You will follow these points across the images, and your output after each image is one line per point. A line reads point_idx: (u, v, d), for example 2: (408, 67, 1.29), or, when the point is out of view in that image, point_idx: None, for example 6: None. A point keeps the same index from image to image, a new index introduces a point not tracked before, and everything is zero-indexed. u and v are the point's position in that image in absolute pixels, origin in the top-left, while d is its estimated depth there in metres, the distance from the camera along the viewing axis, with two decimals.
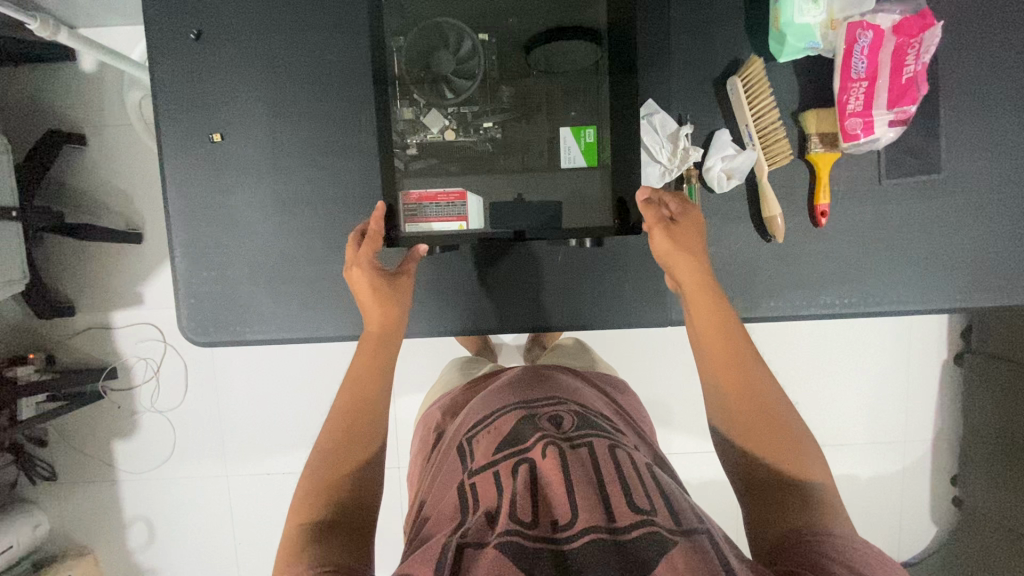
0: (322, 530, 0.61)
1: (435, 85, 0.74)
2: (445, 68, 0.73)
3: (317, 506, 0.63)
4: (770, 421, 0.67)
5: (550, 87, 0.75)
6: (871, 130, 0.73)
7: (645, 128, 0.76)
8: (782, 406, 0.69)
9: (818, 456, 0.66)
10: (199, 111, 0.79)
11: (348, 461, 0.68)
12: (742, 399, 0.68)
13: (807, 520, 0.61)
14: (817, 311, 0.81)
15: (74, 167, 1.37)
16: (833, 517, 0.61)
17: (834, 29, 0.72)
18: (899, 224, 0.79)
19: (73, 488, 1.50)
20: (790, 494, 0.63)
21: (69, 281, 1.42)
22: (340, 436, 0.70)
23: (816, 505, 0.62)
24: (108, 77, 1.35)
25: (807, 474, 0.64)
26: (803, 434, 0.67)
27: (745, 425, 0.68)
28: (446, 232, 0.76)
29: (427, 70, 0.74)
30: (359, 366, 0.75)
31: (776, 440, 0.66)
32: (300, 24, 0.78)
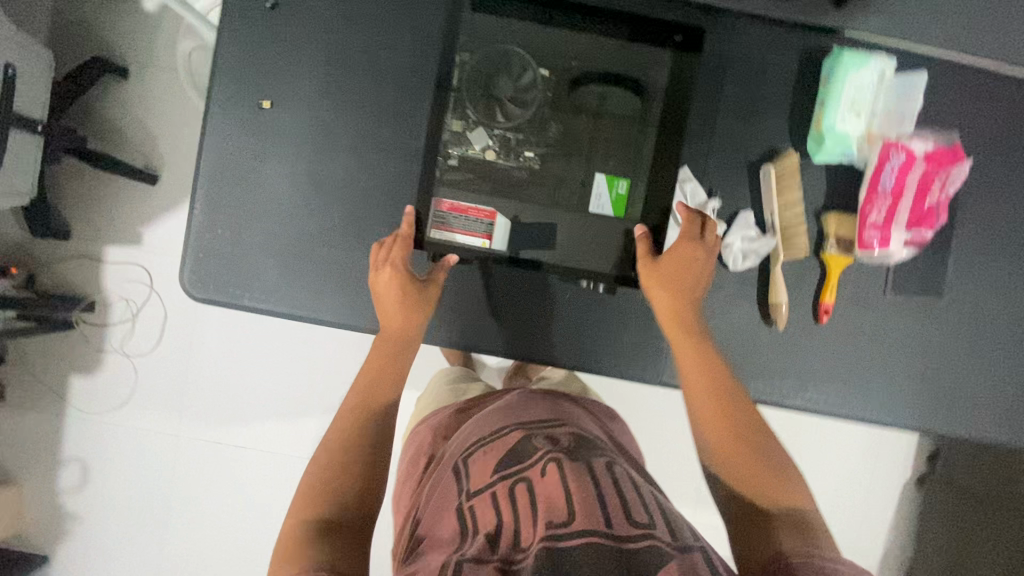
0: (327, 527, 0.67)
1: (489, 108, 0.77)
2: (502, 93, 0.76)
3: (322, 507, 0.69)
4: (750, 454, 0.73)
5: (595, 134, 0.77)
6: (886, 244, 0.75)
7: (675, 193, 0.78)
8: (762, 438, 0.74)
9: (796, 481, 0.72)
10: (254, 77, 0.77)
11: (348, 466, 0.73)
12: (722, 434, 0.74)
13: (793, 537, 0.66)
14: (801, 405, 0.82)
15: (107, 97, 1.37)
16: (817, 534, 0.66)
17: (870, 143, 0.75)
18: (894, 338, 0.81)
19: (17, 414, 1.44)
20: (778, 515, 0.69)
21: (72, 206, 1.39)
22: (338, 442, 0.76)
23: (801, 524, 0.67)
24: (166, 22, 1.37)
25: (791, 498, 0.70)
26: (781, 461, 0.73)
27: (731, 458, 0.73)
28: (469, 246, 0.78)
29: (485, 90, 0.77)
30: (368, 366, 0.80)
31: (756, 469, 0.72)
32: (377, 15, 0.78)
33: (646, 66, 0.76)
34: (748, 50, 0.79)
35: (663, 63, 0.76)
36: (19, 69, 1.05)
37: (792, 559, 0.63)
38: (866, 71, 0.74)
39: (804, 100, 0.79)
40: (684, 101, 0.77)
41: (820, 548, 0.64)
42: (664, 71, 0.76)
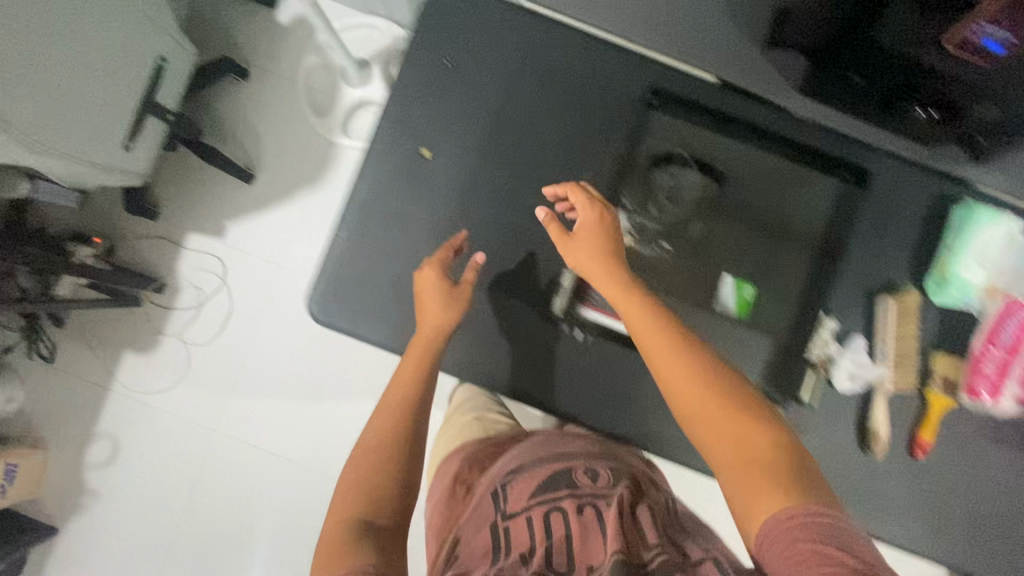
0: (362, 524, 0.63)
1: (641, 204, 0.83)
2: (655, 188, 0.84)
3: (357, 504, 0.65)
4: (735, 418, 0.63)
5: (731, 238, 0.82)
6: (997, 397, 0.77)
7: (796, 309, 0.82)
8: (740, 394, 0.65)
9: (784, 436, 0.62)
10: (420, 128, 0.84)
11: (393, 461, 0.71)
12: (694, 396, 0.65)
13: (780, 499, 0.56)
14: (880, 534, 0.82)
15: (223, 93, 1.42)
16: (809, 486, 0.57)
17: (992, 296, 0.78)
18: (979, 485, 0.82)
19: (63, 378, 1.44)
20: (748, 471, 0.59)
21: (166, 188, 1.43)
22: (375, 440, 0.73)
23: (787, 477, 0.58)
24: (295, 36, 1.43)
25: (775, 454, 0.60)
26: (744, 403, 0.63)
27: (709, 426, 0.64)
28: (611, 327, 0.88)
29: (638, 181, 0.84)
30: (408, 367, 0.79)
31: (751, 433, 0.61)
32: (541, 92, 0.84)
33: (785, 190, 0.83)
34: (885, 190, 0.84)
35: (804, 187, 0.83)
36: (169, 63, 1.09)
37: (800, 530, 0.53)
38: (996, 231, 0.78)
39: (925, 241, 0.83)
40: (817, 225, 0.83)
41: (809, 505, 0.55)
42: (805, 195, 0.83)
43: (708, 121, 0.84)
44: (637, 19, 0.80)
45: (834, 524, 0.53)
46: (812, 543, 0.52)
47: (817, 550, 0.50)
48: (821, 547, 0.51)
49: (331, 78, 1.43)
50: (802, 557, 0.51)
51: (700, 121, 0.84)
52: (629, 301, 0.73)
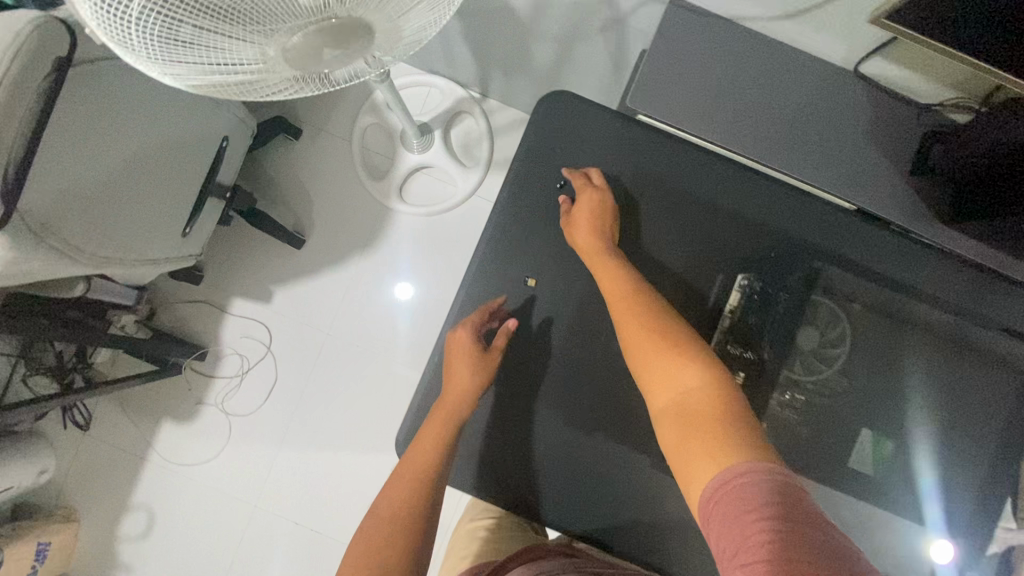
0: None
1: (791, 353, 0.73)
2: (803, 343, 0.73)
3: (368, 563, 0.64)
4: (671, 356, 0.61)
5: (888, 399, 0.72)
6: None
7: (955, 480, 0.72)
8: (690, 343, 0.62)
9: (717, 378, 0.57)
10: (522, 255, 0.81)
11: (396, 522, 0.68)
12: (651, 362, 0.62)
13: (714, 463, 0.50)
14: None
15: (275, 153, 1.35)
16: (743, 443, 0.50)
17: None
18: None
19: (99, 445, 1.38)
20: (692, 429, 0.54)
21: (212, 251, 1.36)
22: (387, 503, 0.71)
23: (723, 433, 0.52)
24: (351, 94, 1.37)
25: (713, 405, 0.55)
26: (701, 361, 0.59)
27: (658, 387, 0.60)
28: None
29: (777, 329, 0.74)
30: (435, 426, 0.76)
31: (690, 385, 0.57)
32: (653, 214, 0.76)
33: (956, 340, 0.73)
34: None
35: (972, 343, 0.73)
36: (231, 140, 1.02)
37: (731, 496, 0.47)
38: None
39: None
40: (994, 386, 0.72)
41: (761, 464, 0.48)
42: (977, 351, 0.72)
43: (866, 254, 0.75)
44: (768, 139, 0.73)
45: (781, 486, 0.46)
46: (744, 513, 0.45)
47: (753, 519, 0.44)
48: (748, 516, 0.44)
49: (387, 138, 1.35)
50: (739, 535, 0.44)
51: (856, 255, 0.75)
52: (623, 286, 0.70)
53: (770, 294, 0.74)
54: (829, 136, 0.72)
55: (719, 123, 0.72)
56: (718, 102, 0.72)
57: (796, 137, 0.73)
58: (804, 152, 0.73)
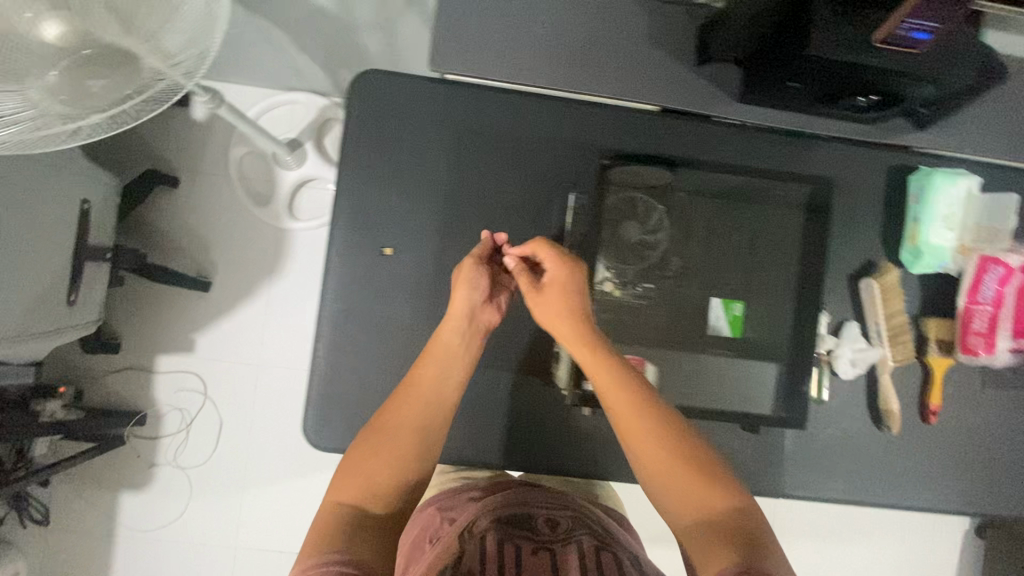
0: (352, 536, 0.56)
1: (617, 248, 0.80)
2: (631, 238, 0.81)
3: (368, 492, 0.61)
4: (685, 468, 0.64)
5: (715, 266, 0.82)
6: (992, 349, 0.78)
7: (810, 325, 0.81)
8: (702, 453, 0.65)
9: (732, 496, 0.62)
10: (376, 225, 0.78)
11: (404, 467, 0.65)
12: (664, 468, 0.65)
13: (723, 563, 0.55)
14: (919, 505, 0.83)
15: (158, 206, 1.35)
16: (750, 547, 0.56)
17: (964, 254, 0.80)
18: (998, 434, 0.84)
19: (66, 536, 1.36)
20: (709, 537, 0.59)
21: (122, 318, 1.36)
22: (373, 436, 0.66)
23: (735, 540, 0.57)
24: (215, 129, 1.37)
25: (729, 519, 0.60)
26: (715, 474, 0.64)
27: (673, 494, 0.64)
28: None
29: (610, 233, 0.81)
30: (429, 363, 0.71)
31: (699, 494, 0.62)
32: (483, 161, 0.80)
33: (753, 202, 0.83)
34: (845, 175, 0.84)
35: (774, 199, 0.83)
36: (93, 203, 1.03)
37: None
38: (954, 189, 0.79)
39: (892, 212, 0.83)
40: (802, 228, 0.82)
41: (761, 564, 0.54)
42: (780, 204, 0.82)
43: (665, 147, 0.82)
44: (567, 65, 0.77)
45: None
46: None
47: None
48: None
49: (263, 163, 1.37)
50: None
51: (656, 151, 0.82)
52: (603, 369, 0.69)
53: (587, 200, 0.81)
54: (619, 49, 0.78)
55: (519, 60, 0.77)
56: (512, 43, 0.76)
57: (593, 55, 0.78)
58: (602, 69, 0.78)
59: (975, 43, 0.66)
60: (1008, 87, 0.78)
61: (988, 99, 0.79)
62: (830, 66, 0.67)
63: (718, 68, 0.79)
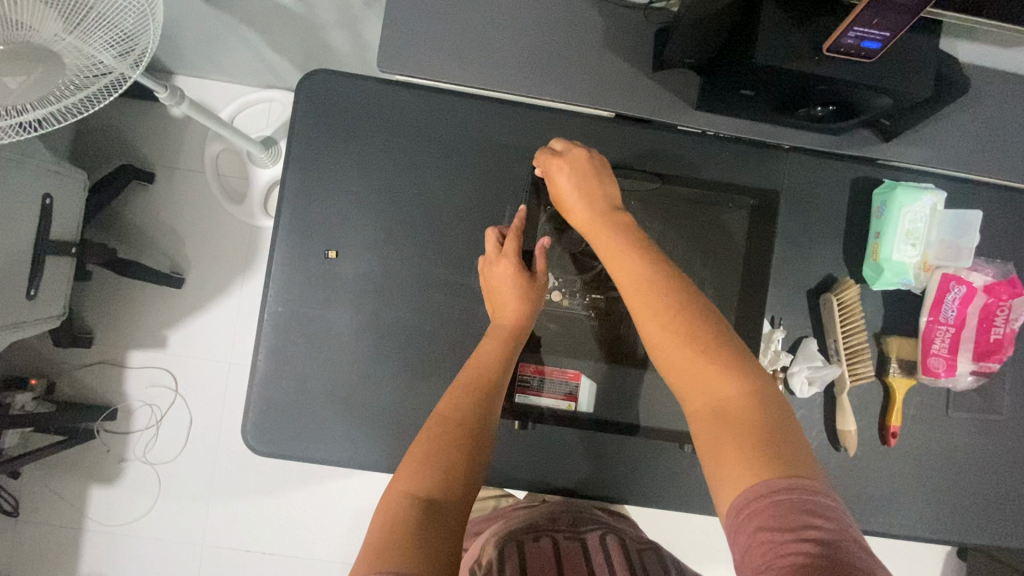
0: (422, 531, 0.51)
1: (563, 256, 0.78)
2: (574, 245, 0.77)
3: (430, 479, 0.57)
4: (691, 351, 0.54)
5: None
6: (953, 370, 0.77)
7: (763, 339, 0.78)
8: (716, 330, 0.55)
9: (753, 382, 0.52)
10: (323, 226, 0.78)
11: (460, 449, 0.60)
12: (674, 349, 0.55)
13: (746, 473, 0.47)
14: (878, 530, 0.80)
15: (134, 201, 1.36)
16: (783, 456, 0.47)
17: (927, 272, 0.78)
18: (962, 458, 0.81)
19: (34, 528, 1.36)
20: (722, 433, 0.50)
21: (95, 312, 1.37)
22: (433, 430, 0.62)
23: (754, 442, 0.48)
24: (192, 126, 1.37)
25: (750, 412, 0.51)
26: (730, 353, 0.54)
27: (679, 378, 0.55)
28: (554, 407, 0.78)
29: (554, 240, 0.78)
30: (489, 349, 0.70)
31: (710, 378, 0.53)
32: (430, 162, 0.78)
33: (708, 210, 0.79)
34: (802, 184, 0.81)
35: (730, 206, 0.79)
36: (56, 197, 1.03)
37: (762, 514, 0.45)
38: (919, 204, 0.76)
39: (855, 226, 0.81)
40: (762, 240, 0.79)
41: (795, 481, 0.45)
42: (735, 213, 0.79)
43: (616, 154, 0.80)
44: (518, 68, 0.75)
45: (820, 507, 0.44)
46: (780, 533, 0.43)
47: (789, 540, 0.42)
48: (782, 537, 0.43)
49: (239, 161, 1.37)
50: (769, 551, 0.43)
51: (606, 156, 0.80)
52: (610, 241, 0.64)
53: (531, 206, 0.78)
54: (571, 53, 0.76)
55: (469, 61, 0.75)
56: (460, 44, 0.74)
57: (547, 56, 0.75)
58: (555, 73, 0.76)
59: (930, 56, 0.65)
60: (973, 98, 0.75)
61: (953, 111, 0.76)
62: (783, 76, 0.65)
63: (676, 74, 0.77)
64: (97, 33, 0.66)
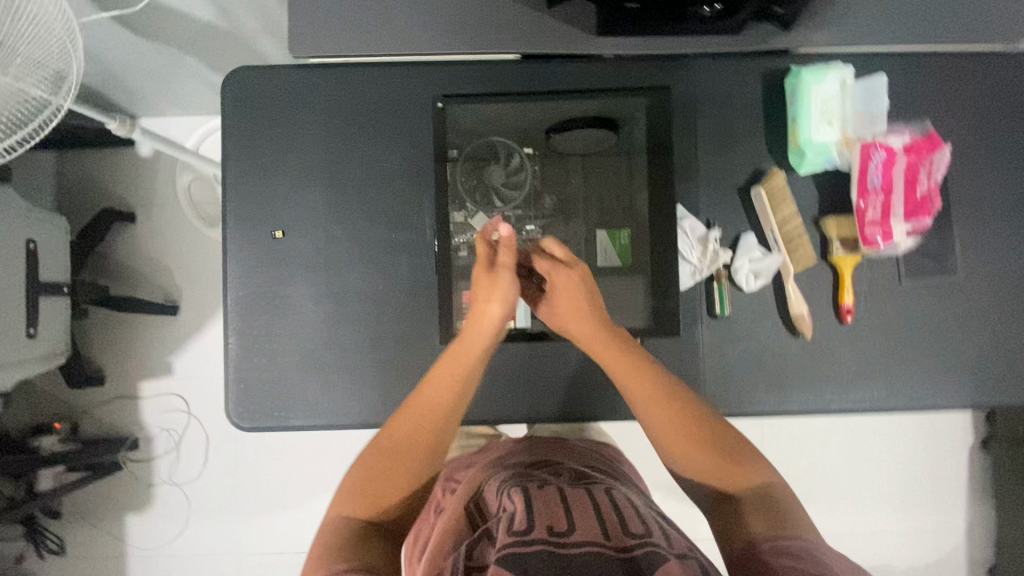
0: (348, 546, 0.63)
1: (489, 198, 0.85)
2: (496, 182, 0.85)
3: (363, 506, 0.69)
4: (715, 454, 0.71)
5: (588, 195, 0.85)
6: (889, 237, 0.78)
7: (677, 233, 0.80)
8: (714, 428, 0.73)
9: (751, 469, 0.71)
10: (266, 209, 0.82)
11: (397, 479, 0.71)
12: (689, 446, 0.72)
13: (765, 527, 0.64)
14: (850, 406, 0.81)
15: (120, 242, 1.43)
16: (784, 518, 0.65)
17: (849, 147, 0.78)
18: (923, 322, 0.82)
19: (81, 564, 1.44)
20: (739, 509, 0.68)
21: (103, 352, 1.45)
22: (383, 458, 0.72)
23: (766, 510, 0.66)
24: (161, 162, 1.45)
25: (756, 492, 0.69)
26: (750, 463, 0.71)
27: (694, 464, 0.72)
28: None
29: (479, 182, 0.85)
30: (446, 382, 0.73)
31: (721, 466, 0.71)
32: (357, 132, 0.82)
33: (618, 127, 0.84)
34: (713, 87, 0.83)
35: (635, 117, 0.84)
36: (40, 242, 1.11)
37: (781, 552, 0.60)
38: (825, 83, 0.78)
39: (776, 118, 0.82)
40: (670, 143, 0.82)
41: (797, 532, 0.63)
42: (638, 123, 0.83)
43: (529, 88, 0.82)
44: (419, 28, 0.79)
45: (814, 541, 0.61)
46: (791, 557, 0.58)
47: (797, 556, 0.58)
48: (790, 561, 0.58)
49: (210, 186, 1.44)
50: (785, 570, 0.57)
51: (515, 91, 0.82)
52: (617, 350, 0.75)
53: (448, 154, 0.83)
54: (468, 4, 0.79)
55: (374, 31, 0.79)
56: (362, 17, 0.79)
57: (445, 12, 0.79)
58: (456, 26, 0.79)
59: None
60: None
61: None
62: None
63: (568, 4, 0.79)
64: (20, 69, 0.71)
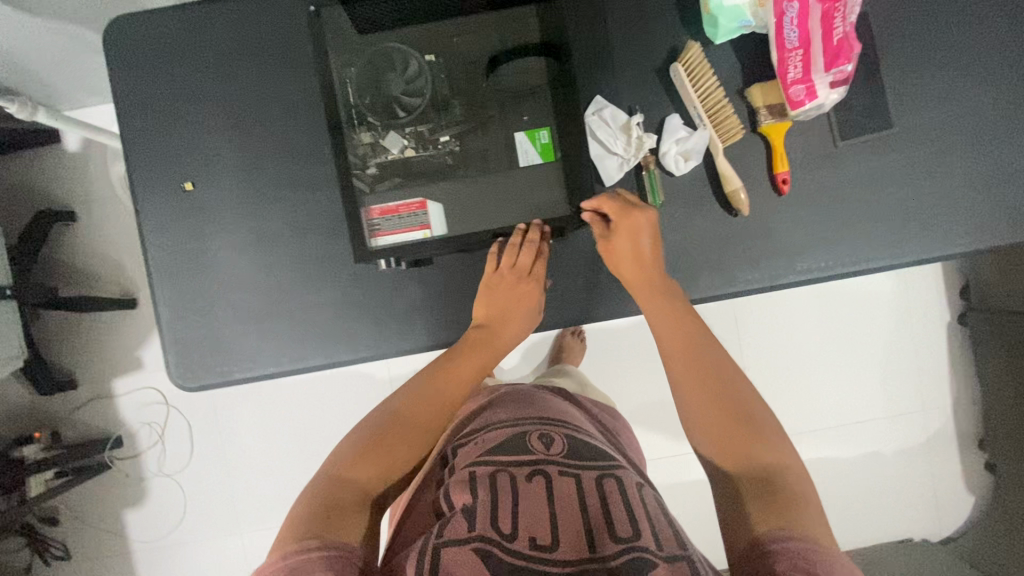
0: (331, 510, 0.57)
1: (388, 112, 0.74)
2: (394, 90, 0.73)
3: (359, 471, 0.63)
4: (740, 430, 0.63)
5: (501, 96, 0.74)
6: (814, 94, 0.73)
7: (596, 123, 0.76)
8: (752, 409, 0.65)
9: (780, 451, 0.62)
10: (173, 163, 0.79)
11: (398, 449, 0.66)
12: (716, 413, 0.66)
13: (772, 513, 0.55)
14: (797, 278, 0.80)
15: (65, 243, 1.40)
16: (799, 511, 0.55)
17: (762, 6, 0.74)
18: (862, 181, 0.79)
19: (87, 564, 1.45)
20: (750, 486, 0.59)
21: (69, 356, 1.43)
22: (388, 431, 0.67)
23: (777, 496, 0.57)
24: (92, 155, 1.40)
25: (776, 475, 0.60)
26: (771, 451, 0.62)
27: (713, 432, 0.65)
28: (410, 242, 0.74)
29: (377, 93, 0.74)
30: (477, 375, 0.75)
31: (741, 441, 0.63)
32: (253, 67, 0.78)
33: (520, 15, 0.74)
34: None
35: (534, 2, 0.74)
36: None
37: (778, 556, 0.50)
38: None
39: None
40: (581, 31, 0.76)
41: (807, 532, 0.52)
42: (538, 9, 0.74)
43: None
44: None
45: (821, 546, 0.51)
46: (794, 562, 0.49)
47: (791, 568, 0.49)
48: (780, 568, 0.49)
49: None
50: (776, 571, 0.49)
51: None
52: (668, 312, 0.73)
53: (341, 71, 0.74)
54: None
55: None
56: None
57: None
58: None
59: None
60: None
61: None
62: None
63: None
64: None
